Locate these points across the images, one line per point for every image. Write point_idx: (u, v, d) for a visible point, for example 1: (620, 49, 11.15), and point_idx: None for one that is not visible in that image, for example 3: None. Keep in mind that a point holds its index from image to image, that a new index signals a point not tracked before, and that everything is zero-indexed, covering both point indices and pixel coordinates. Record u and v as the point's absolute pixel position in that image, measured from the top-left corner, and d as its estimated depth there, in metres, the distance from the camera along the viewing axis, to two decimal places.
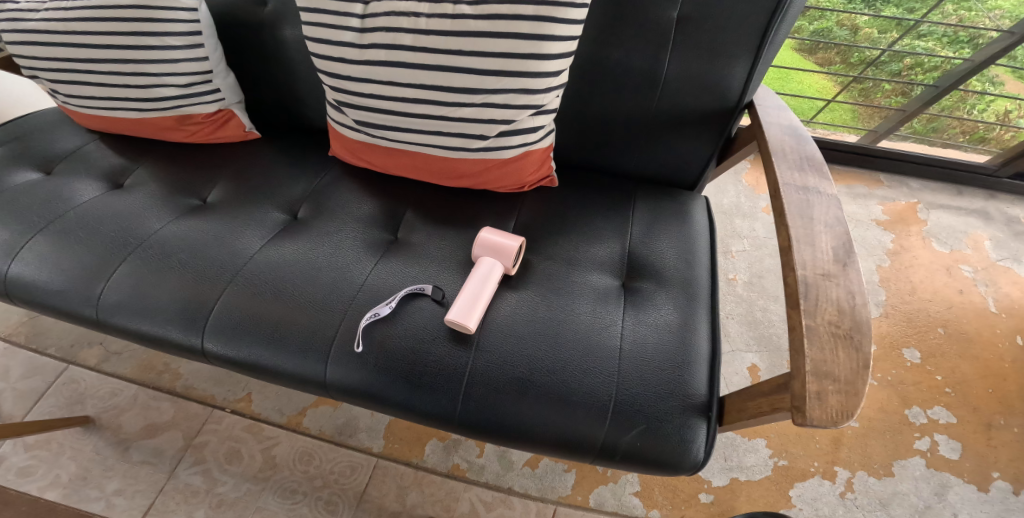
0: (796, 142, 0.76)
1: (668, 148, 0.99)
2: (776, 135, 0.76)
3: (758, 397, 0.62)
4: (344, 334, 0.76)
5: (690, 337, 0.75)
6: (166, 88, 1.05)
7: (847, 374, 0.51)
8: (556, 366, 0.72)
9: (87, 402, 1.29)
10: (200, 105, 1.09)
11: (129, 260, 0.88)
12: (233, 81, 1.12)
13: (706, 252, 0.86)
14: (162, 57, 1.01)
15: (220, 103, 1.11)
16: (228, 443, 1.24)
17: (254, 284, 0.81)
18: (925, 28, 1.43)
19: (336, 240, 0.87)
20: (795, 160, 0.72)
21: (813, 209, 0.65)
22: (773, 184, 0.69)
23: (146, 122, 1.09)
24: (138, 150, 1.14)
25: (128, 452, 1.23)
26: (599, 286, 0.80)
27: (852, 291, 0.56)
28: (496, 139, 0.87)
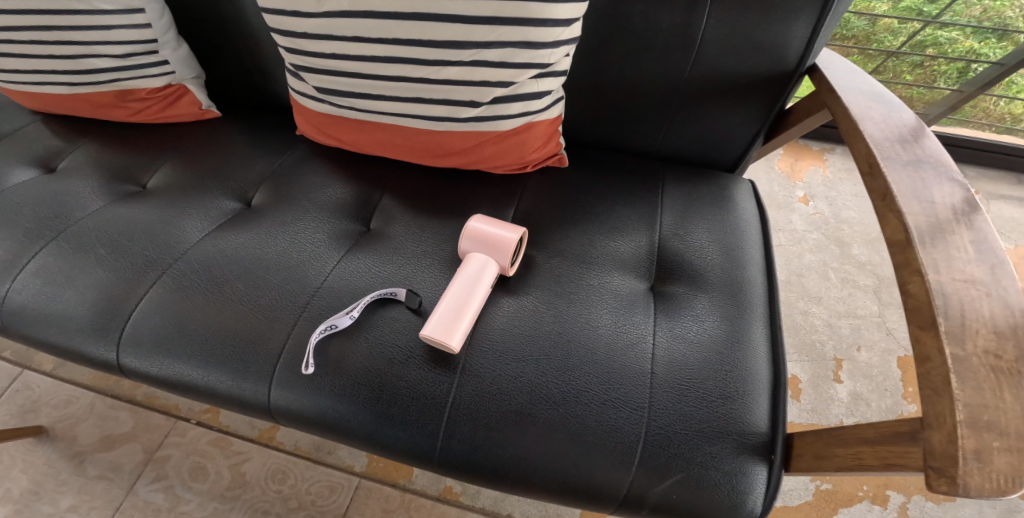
0: (887, 110, 0.60)
1: (704, 123, 0.81)
2: (858, 101, 0.61)
3: (852, 443, 0.46)
4: (293, 348, 0.59)
5: (744, 355, 0.57)
6: (100, 59, 0.88)
7: (1017, 426, 0.36)
8: (566, 397, 0.55)
9: (39, 410, 1.11)
10: (146, 78, 0.92)
11: (40, 255, 0.72)
12: (187, 52, 0.95)
13: (758, 245, 0.67)
14: (91, 23, 0.85)
15: (169, 77, 0.94)
16: (191, 458, 1.06)
17: (185, 284, 0.64)
18: (948, 17, 1.26)
19: (292, 228, 0.70)
20: (891, 131, 0.56)
21: (932, 191, 0.49)
22: (867, 158, 0.54)
23: (82, 99, 0.93)
24: (78, 130, 0.97)
25: (82, 467, 1.05)
26: (621, 290, 0.62)
27: (1009, 304, 0.41)
28: (491, 108, 0.70)
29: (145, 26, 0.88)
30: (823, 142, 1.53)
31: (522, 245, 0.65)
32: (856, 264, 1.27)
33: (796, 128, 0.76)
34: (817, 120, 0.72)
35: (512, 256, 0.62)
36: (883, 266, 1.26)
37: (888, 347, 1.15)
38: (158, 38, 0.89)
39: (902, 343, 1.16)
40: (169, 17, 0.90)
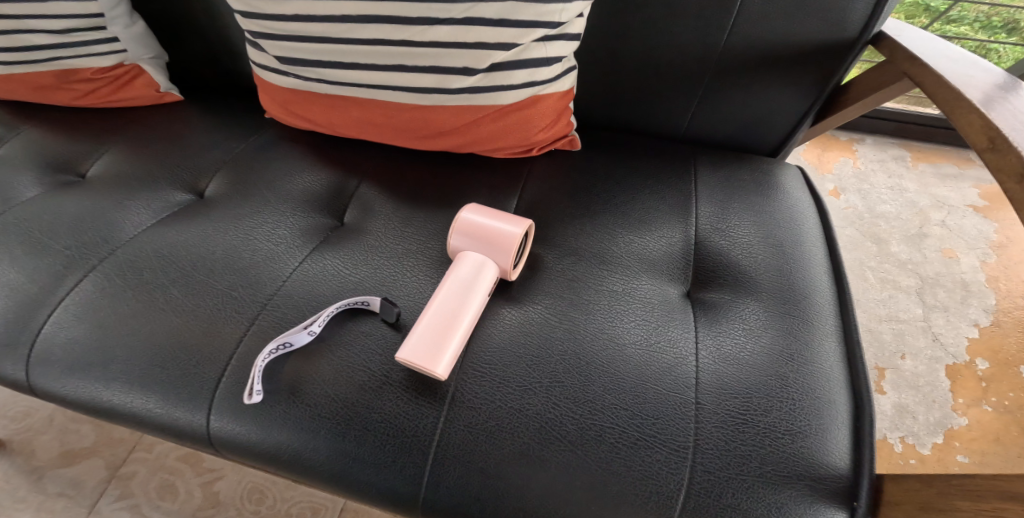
0: (988, 77, 0.52)
1: (741, 99, 0.69)
2: (951, 67, 0.53)
3: (986, 496, 0.35)
4: (237, 369, 0.47)
5: (814, 377, 0.44)
6: (36, 34, 0.77)
7: None
8: (585, 436, 0.42)
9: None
10: (93, 57, 0.81)
11: None
12: (142, 29, 0.83)
13: (818, 240, 0.55)
14: None
15: (120, 55, 0.82)
16: (159, 475, 0.86)
17: (113, 286, 0.52)
18: (955, 12, 1.15)
19: (246, 220, 0.57)
20: (1001, 100, 0.48)
21: None
22: (984, 131, 0.45)
23: (19, 79, 0.82)
24: (19, 115, 0.85)
25: (41, 484, 0.85)
26: (651, 299, 0.50)
27: None
28: (489, 76, 0.58)
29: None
30: (851, 132, 1.43)
31: (525, 243, 0.53)
32: (896, 263, 1.15)
33: (856, 105, 0.63)
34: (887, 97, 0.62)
35: (515, 256, 0.50)
36: (925, 264, 1.15)
37: (934, 355, 1.03)
38: (104, 13, 0.77)
39: (949, 350, 1.03)
40: None
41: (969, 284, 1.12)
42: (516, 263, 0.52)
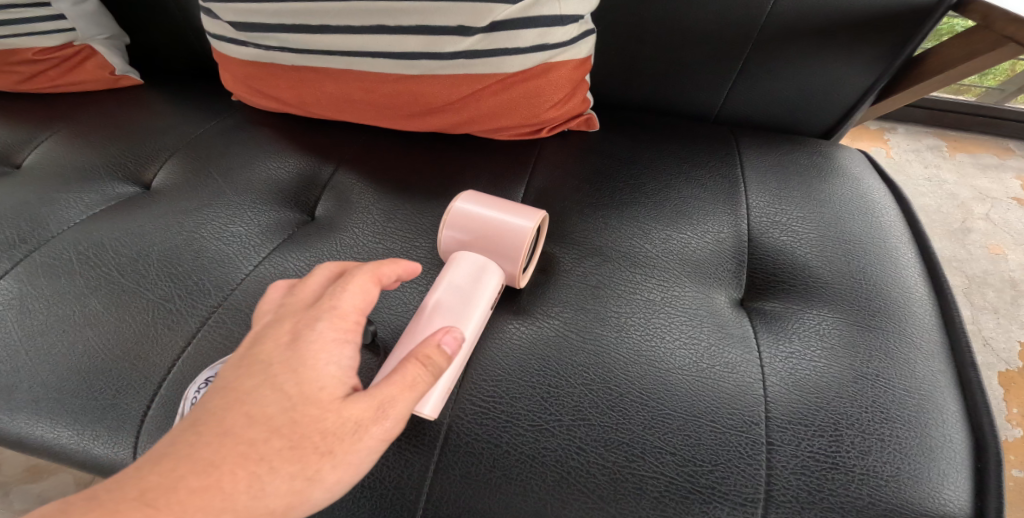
0: None
1: (787, 69, 0.58)
2: None
3: None
4: (170, 397, 0.35)
5: (916, 405, 0.34)
6: None
7: None
8: (618, 490, 0.32)
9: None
10: (37, 36, 0.72)
11: None
12: (95, 7, 0.75)
13: (900, 235, 0.44)
14: None
15: (67, 34, 0.73)
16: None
17: (18, 295, 0.42)
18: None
19: (193, 213, 0.47)
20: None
21: None
22: None
23: None
24: None
25: (5, 501, 0.72)
26: (696, 310, 0.40)
27: None
28: (489, 37, 0.48)
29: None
30: (882, 121, 1.33)
31: (536, 242, 0.43)
32: None
33: (937, 78, 0.53)
34: (977, 68, 0.52)
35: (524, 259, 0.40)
36: (971, 262, 1.04)
37: (986, 361, 0.92)
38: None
39: (1000, 356, 0.92)
40: None
41: (1019, 284, 1.01)
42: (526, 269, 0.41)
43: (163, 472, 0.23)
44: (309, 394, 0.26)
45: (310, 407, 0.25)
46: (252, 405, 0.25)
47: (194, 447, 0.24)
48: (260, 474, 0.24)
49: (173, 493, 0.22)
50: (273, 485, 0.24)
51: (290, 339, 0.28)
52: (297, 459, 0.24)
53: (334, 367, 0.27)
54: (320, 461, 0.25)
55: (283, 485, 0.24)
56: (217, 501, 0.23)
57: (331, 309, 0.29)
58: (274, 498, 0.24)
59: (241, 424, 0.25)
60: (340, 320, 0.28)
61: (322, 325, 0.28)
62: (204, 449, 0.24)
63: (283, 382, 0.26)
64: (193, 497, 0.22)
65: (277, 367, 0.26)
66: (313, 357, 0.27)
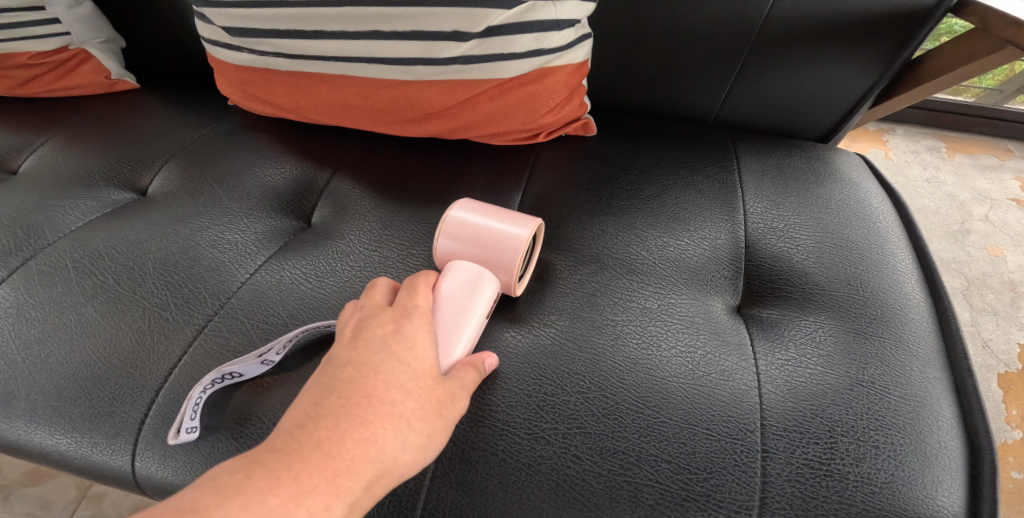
0: None
1: (783, 73, 0.59)
2: None
3: None
4: (168, 404, 0.35)
5: (912, 411, 0.34)
6: None
7: None
8: (615, 498, 0.32)
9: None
10: (32, 40, 0.74)
11: None
12: (90, 10, 0.76)
13: (898, 240, 0.44)
14: None
15: (62, 38, 0.75)
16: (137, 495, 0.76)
17: (15, 303, 0.41)
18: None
19: (191, 220, 0.47)
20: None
21: None
22: None
23: None
24: None
25: (6, 504, 0.72)
26: (693, 318, 0.40)
27: None
28: (485, 42, 0.48)
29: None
30: (881, 121, 1.33)
31: (533, 251, 0.43)
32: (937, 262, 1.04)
33: (936, 81, 0.54)
34: (974, 72, 0.52)
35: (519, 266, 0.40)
36: (970, 264, 1.04)
37: (985, 362, 0.92)
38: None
39: (999, 358, 0.92)
40: None
41: (1019, 285, 1.01)
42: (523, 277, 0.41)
43: (329, 426, 0.27)
44: (427, 369, 0.31)
45: (428, 379, 0.30)
46: (383, 375, 0.29)
47: (347, 408, 0.27)
48: (401, 428, 0.28)
49: (342, 443, 0.26)
50: (410, 439, 0.28)
51: (390, 330, 0.32)
52: (426, 419, 0.29)
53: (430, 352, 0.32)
54: (437, 423, 0.29)
55: (416, 440, 0.28)
56: (372, 450, 0.26)
57: (416, 309, 0.34)
58: (408, 451, 0.28)
59: (380, 389, 0.28)
60: (426, 316, 0.34)
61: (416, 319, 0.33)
62: (362, 408, 0.27)
63: (402, 358, 0.30)
64: (356, 446, 0.26)
65: (391, 348, 0.31)
66: (417, 341, 0.31)
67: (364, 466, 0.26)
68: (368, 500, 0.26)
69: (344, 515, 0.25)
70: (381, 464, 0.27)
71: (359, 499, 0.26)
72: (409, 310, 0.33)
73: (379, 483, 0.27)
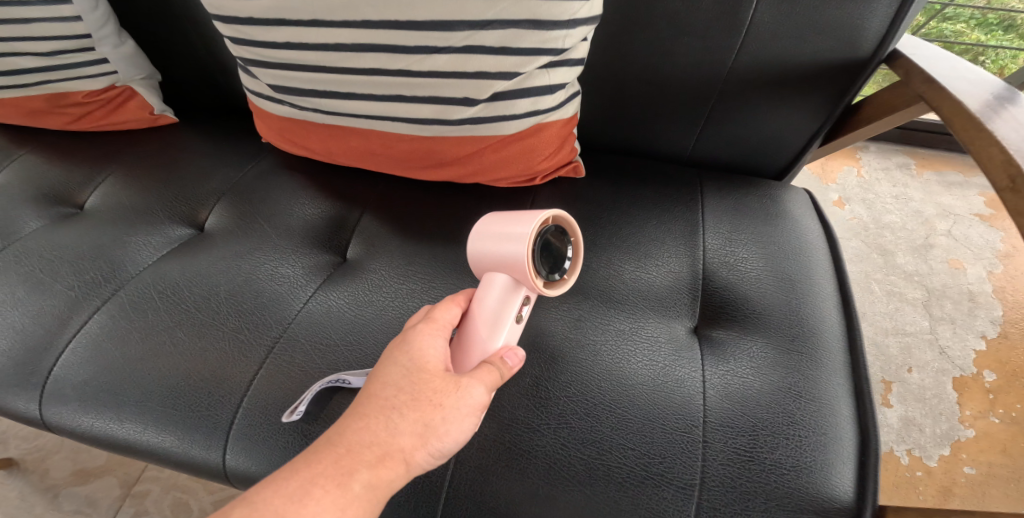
0: (1000, 99, 0.50)
1: (743, 120, 0.69)
2: (967, 91, 0.51)
3: None
4: (251, 406, 0.47)
5: (819, 412, 0.44)
6: (26, 57, 0.81)
7: None
8: (593, 475, 0.42)
9: (8, 442, 1.03)
10: (84, 79, 0.84)
11: None
12: (132, 49, 0.86)
13: (826, 271, 0.55)
14: (17, 17, 0.76)
15: (111, 77, 0.85)
16: (172, 494, 0.96)
17: (118, 326, 0.53)
18: (950, 10, 1.18)
19: (249, 257, 0.58)
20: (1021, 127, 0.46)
21: None
22: (1006, 170, 0.43)
23: (13, 103, 0.87)
24: (33, 143, 0.89)
25: (57, 502, 0.96)
26: (658, 337, 0.50)
27: None
28: (489, 106, 0.57)
29: (75, 19, 0.78)
30: None
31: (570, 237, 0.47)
32: (902, 275, 1.14)
33: (869, 126, 0.63)
34: (899, 117, 0.61)
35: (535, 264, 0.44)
36: (932, 276, 1.14)
37: (941, 367, 1.02)
38: (91, 34, 0.80)
39: (956, 363, 1.02)
40: (105, 9, 0.80)
41: (976, 295, 1.11)
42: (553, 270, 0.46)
43: (339, 426, 0.37)
44: (422, 367, 0.39)
45: (422, 375, 0.38)
46: (384, 378, 0.38)
47: (356, 408, 0.38)
48: (393, 419, 0.37)
49: (345, 434, 0.36)
50: (405, 428, 0.36)
51: (401, 340, 0.41)
52: (418, 410, 0.37)
53: (433, 352, 0.40)
54: (433, 410, 0.37)
55: (410, 426, 0.36)
56: (370, 438, 0.36)
57: (429, 320, 0.42)
58: (404, 436, 0.36)
59: (379, 389, 0.38)
60: (433, 324, 0.42)
61: (420, 329, 0.42)
62: (362, 407, 0.37)
63: (401, 362, 0.39)
64: (360, 438, 0.36)
65: (395, 356, 0.40)
66: (417, 346, 0.40)
67: (365, 451, 0.35)
68: (378, 476, 0.35)
69: (360, 490, 0.34)
70: (380, 448, 0.36)
71: (366, 478, 0.34)
72: (416, 325, 0.42)
73: (385, 464, 0.35)
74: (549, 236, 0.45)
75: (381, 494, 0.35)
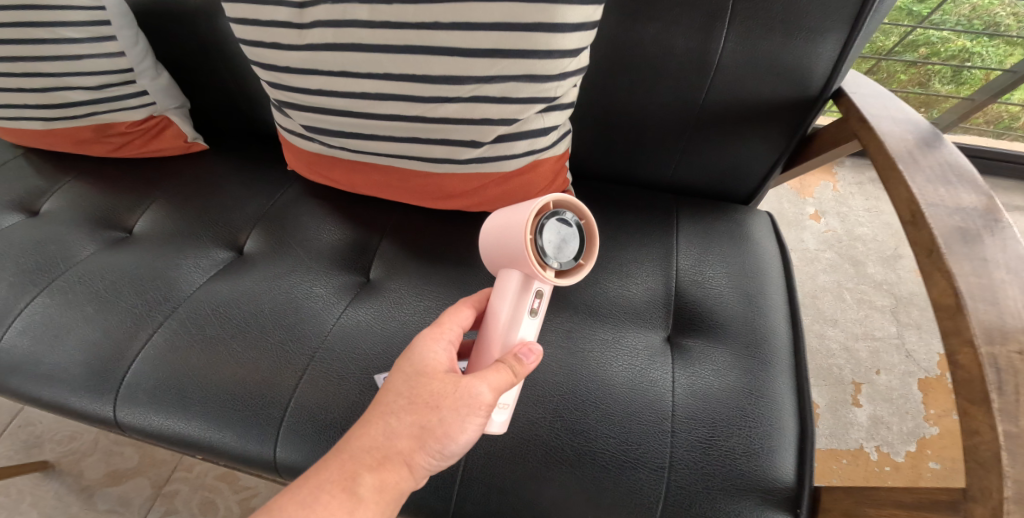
0: (918, 137, 0.56)
1: (713, 151, 0.79)
2: (892, 132, 0.57)
3: (885, 504, 0.44)
4: (298, 405, 0.58)
5: (768, 407, 0.54)
6: (75, 91, 0.90)
7: None
8: (581, 459, 0.52)
9: (44, 445, 1.11)
10: (126, 111, 0.94)
11: (42, 297, 0.73)
12: (167, 80, 0.95)
13: (780, 288, 0.64)
14: (68, 55, 0.86)
15: (149, 108, 0.95)
16: (200, 493, 1.05)
17: (181, 339, 0.63)
18: (937, 17, 1.18)
19: (288, 279, 0.68)
20: (933, 170, 0.52)
21: (973, 221, 0.46)
22: (910, 206, 0.49)
23: (60, 133, 0.96)
24: (78, 169, 0.99)
25: (93, 501, 1.05)
26: (636, 345, 0.59)
27: None
28: (492, 147, 0.67)
29: (119, 54, 0.88)
30: None
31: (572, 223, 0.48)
32: (871, 284, 1.24)
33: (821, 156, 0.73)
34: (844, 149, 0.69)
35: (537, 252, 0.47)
36: (900, 285, 1.23)
37: (907, 369, 1.11)
38: (134, 67, 0.89)
39: (920, 365, 1.11)
40: (144, 44, 0.90)
41: None
42: (562, 253, 0.47)
43: (349, 434, 0.44)
44: (422, 370, 0.45)
45: (421, 379, 0.44)
46: (389, 386, 0.45)
47: (364, 417, 0.44)
48: (393, 423, 0.43)
49: (350, 442, 0.43)
50: (403, 432, 0.42)
51: (409, 348, 0.47)
52: (415, 413, 0.43)
53: (434, 356, 0.46)
54: (430, 411, 0.43)
55: (409, 428, 0.42)
56: (372, 444, 0.42)
57: (436, 326, 0.49)
58: (401, 440, 0.42)
59: (384, 396, 0.44)
60: (436, 330, 0.48)
61: (424, 337, 0.47)
62: (367, 416, 0.44)
63: (404, 369, 0.45)
64: (361, 447, 0.42)
65: (401, 364, 0.46)
66: (419, 353, 0.46)
67: (367, 456, 0.42)
68: (382, 475, 0.42)
69: (368, 490, 0.41)
70: (380, 453, 0.42)
71: (370, 480, 0.41)
72: (423, 332, 0.48)
73: (388, 465, 0.42)
74: (548, 224, 0.47)
75: (391, 491, 0.42)
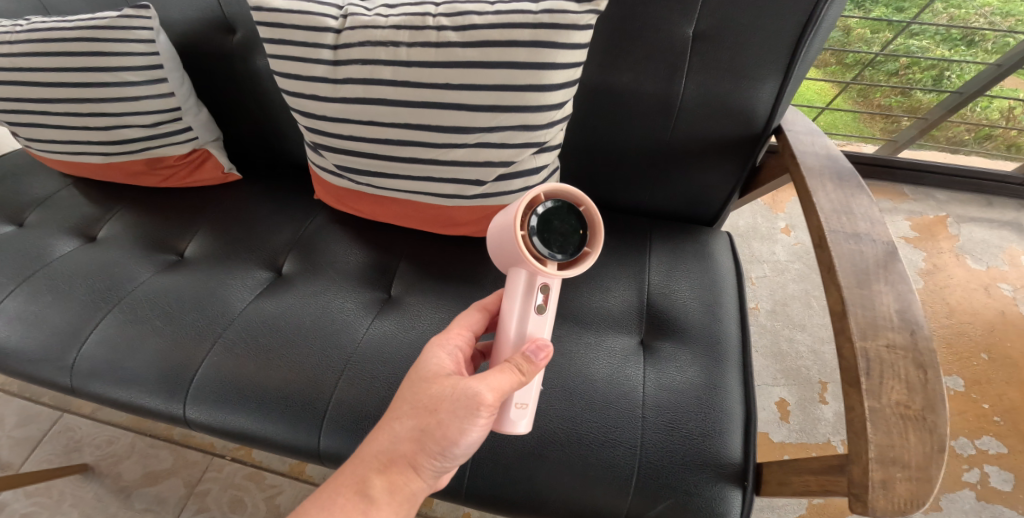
0: (835, 171, 0.69)
1: (681, 180, 0.92)
2: (813, 168, 0.70)
3: (802, 471, 0.58)
4: (339, 400, 0.71)
5: (720, 398, 0.67)
6: (129, 128, 1.03)
7: (918, 459, 0.46)
8: (569, 440, 0.64)
9: (84, 449, 1.23)
10: (173, 145, 1.07)
11: (112, 314, 0.86)
12: (207, 116, 1.09)
13: (734, 299, 0.78)
14: (124, 95, 0.99)
15: (193, 142, 1.08)
16: (230, 492, 1.17)
17: (238, 350, 0.76)
18: (915, 27, 1.30)
19: (324, 297, 0.81)
20: (840, 202, 0.65)
21: (865, 245, 0.60)
22: (819, 232, 0.63)
23: (114, 166, 1.09)
24: (127, 198, 1.12)
25: (131, 500, 1.17)
26: (615, 347, 0.72)
27: (913, 325, 0.53)
28: (495, 184, 0.81)
29: (169, 94, 1.01)
30: None
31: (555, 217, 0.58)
32: None
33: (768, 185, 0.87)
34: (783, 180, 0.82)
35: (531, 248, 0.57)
36: None
37: None
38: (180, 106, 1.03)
39: None
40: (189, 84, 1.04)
41: None
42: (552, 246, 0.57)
43: (365, 443, 0.56)
44: (423, 378, 0.56)
45: (421, 390, 0.56)
46: (398, 397, 0.57)
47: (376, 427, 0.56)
48: (396, 429, 0.54)
49: (363, 449, 0.55)
50: (406, 436, 0.54)
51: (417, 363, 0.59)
52: (415, 418, 0.54)
53: (435, 366, 0.58)
54: (429, 415, 0.54)
55: (410, 432, 0.54)
56: (380, 449, 0.54)
57: (443, 337, 0.62)
58: (403, 444, 0.54)
59: (394, 406, 0.56)
60: (443, 338, 0.61)
61: (429, 353, 0.59)
62: (377, 425, 0.56)
63: (409, 382, 0.57)
64: (372, 454, 0.54)
65: (409, 378, 0.58)
66: (423, 365, 0.58)
67: (375, 461, 0.53)
68: (388, 475, 0.53)
69: (378, 489, 0.52)
70: (386, 457, 0.53)
71: (379, 481, 0.53)
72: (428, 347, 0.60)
73: (393, 467, 0.53)
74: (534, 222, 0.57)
75: (399, 490, 0.53)
